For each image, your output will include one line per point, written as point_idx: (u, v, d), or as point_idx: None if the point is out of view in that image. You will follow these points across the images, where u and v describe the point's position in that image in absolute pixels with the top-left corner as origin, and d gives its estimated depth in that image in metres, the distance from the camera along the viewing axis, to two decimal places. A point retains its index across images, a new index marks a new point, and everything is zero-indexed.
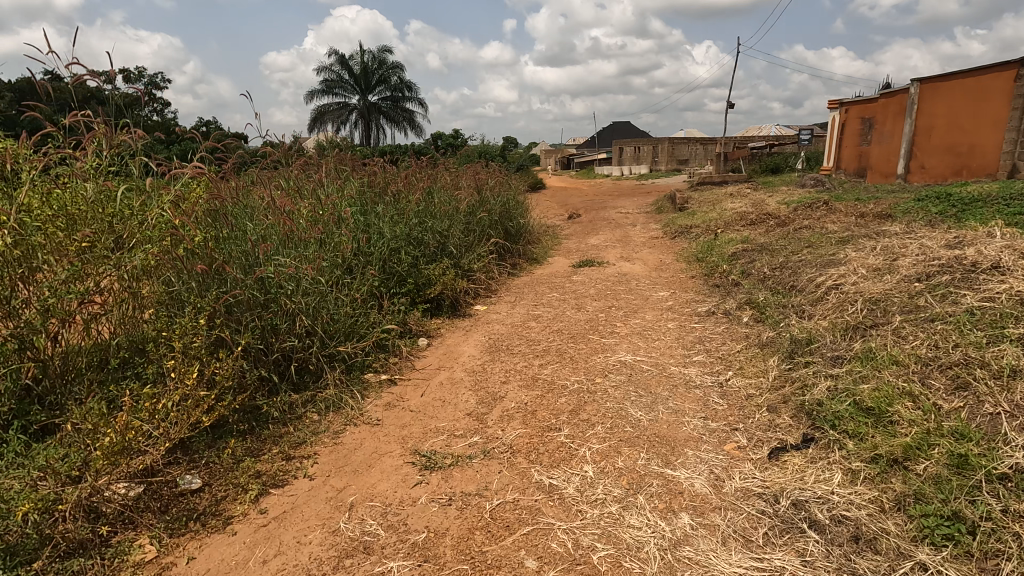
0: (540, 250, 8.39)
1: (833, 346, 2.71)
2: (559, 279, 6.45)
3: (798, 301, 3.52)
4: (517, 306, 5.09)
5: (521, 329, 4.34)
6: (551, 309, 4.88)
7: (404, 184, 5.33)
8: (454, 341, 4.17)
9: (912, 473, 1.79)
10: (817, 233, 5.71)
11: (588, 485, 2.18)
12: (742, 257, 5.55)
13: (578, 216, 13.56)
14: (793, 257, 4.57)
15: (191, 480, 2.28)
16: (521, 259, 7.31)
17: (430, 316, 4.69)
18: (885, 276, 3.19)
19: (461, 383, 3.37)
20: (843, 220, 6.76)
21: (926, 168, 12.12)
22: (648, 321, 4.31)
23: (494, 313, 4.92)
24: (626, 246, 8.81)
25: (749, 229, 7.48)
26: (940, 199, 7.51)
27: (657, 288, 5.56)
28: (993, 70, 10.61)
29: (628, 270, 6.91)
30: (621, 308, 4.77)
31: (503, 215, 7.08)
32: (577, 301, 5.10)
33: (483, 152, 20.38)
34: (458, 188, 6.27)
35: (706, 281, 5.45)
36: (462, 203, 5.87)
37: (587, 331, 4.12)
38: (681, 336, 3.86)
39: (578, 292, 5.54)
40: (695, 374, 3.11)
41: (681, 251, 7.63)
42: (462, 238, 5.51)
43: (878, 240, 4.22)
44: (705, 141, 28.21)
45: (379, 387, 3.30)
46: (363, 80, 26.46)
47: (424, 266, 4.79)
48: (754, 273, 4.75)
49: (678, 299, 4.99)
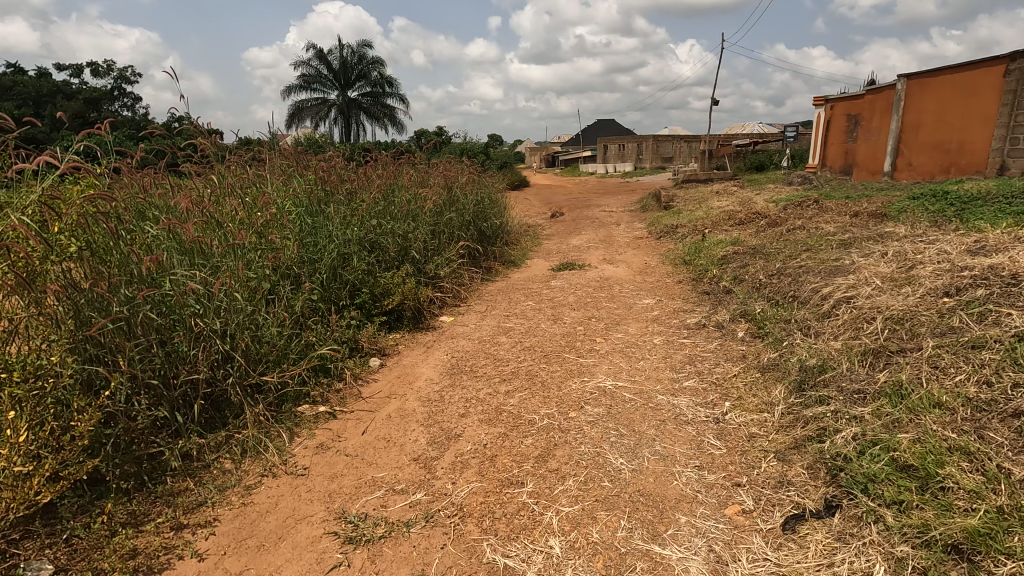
0: (518, 252, 7.88)
1: (852, 377, 2.25)
2: (537, 284, 5.96)
3: (803, 316, 3.06)
4: (487, 318, 4.58)
5: (488, 345, 3.84)
6: (524, 321, 4.37)
7: (360, 182, 4.79)
8: (411, 361, 3.65)
9: (984, 572, 1.33)
10: (813, 234, 5.28)
11: (552, 570, 1.69)
12: (733, 261, 5.09)
13: (561, 216, 13.08)
14: (792, 262, 4.12)
15: (39, 567, 1.74)
16: (496, 263, 6.79)
17: (388, 331, 4.16)
18: (904, 289, 2.74)
19: (411, 416, 2.86)
20: (839, 220, 6.34)
21: (915, 165, 11.83)
22: (632, 336, 3.82)
23: (461, 325, 4.40)
24: (609, 248, 8.33)
25: (739, 229, 7.06)
26: (937, 197, 7.14)
27: (641, 296, 5.10)
28: (982, 64, 10.31)
29: (611, 274, 6.43)
30: (601, 320, 4.27)
31: (476, 215, 6.55)
32: (553, 312, 4.60)
33: (464, 150, 19.84)
34: (425, 186, 5.76)
35: (694, 288, 4.98)
36: (427, 203, 5.33)
37: (562, 348, 3.63)
38: (670, 355, 3.38)
39: (555, 301, 5.04)
40: (685, 406, 2.64)
41: (667, 253, 7.16)
42: (428, 242, 4.98)
43: (886, 244, 3.77)
44: (691, 140, 27.54)
45: (313, 424, 2.78)
46: (341, 75, 25.72)
47: (382, 275, 4.26)
48: (748, 280, 4.29)
49: (664, 308, 4.51)
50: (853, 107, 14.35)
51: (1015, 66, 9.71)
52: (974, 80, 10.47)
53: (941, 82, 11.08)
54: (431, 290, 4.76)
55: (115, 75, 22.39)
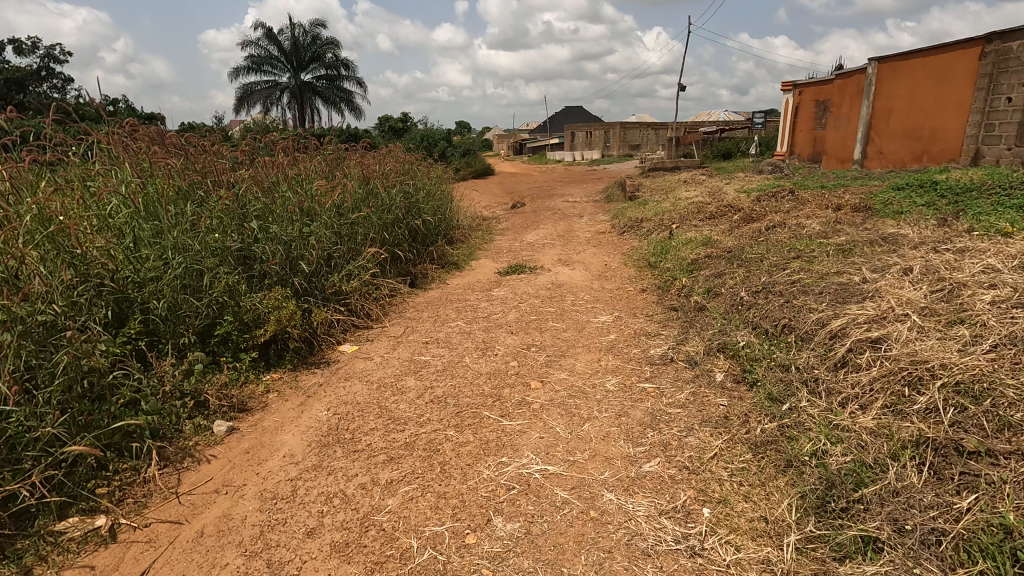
0: (462, 253, 6.90)
1: (913, 504, 1.37)
2: (476, 295, 5.02)
3: (807, 367, 2.19)
4: (400, 346, 3.60)
5: (389, 393, 2.88)
6: (444, 352, 3.41)
7: (238, 175, 3.73)
8: (277, 421, 2.66)
9: None
10: (798, 234, 4.46)
11: None
12: (706, 267, 4.24)
13: (521, 207, 12.12)
14: (783, 273, 3.26)
15: None
16: (431, 268, 5.80)
17: (261, 373, 3.15)
18: (957, 337, 1.88)
19: (233, 535, 1.87)
20: (821, 216, 5.61)
21: (886, 153, 11.27)
22: (579, 376, 2.91)
23: (362, 359, 3.41)
24: (567, 245, 7.41)
25: (709, 225, 6.27)
26: (924, 189, 6.46)
27: (597, 311, 4.23)
28: (957, 47, 9.69)
29: (565, 279, 5.51)
30: (543, 350, 3.34)
31: (405, 212, 5.53)
32: (485, 337, 3.65)
33: (423, 137, 18.70)
34: (336, 177, 4.73)
35: (660, 302, 4.11)
36: (332, 201, 4.29)
37: (484, 399, 2.69)
38: (626, 412, 2.47)
39: (491, 319, 4.09)
40: (643, 520, 1.73)
41: (630, 252, 6.30)
42: (331, 248, 3.96)
43: (901, 253, 2.95)
44: (657, 126, 26.94)
45: (69, 558, 1.77)
46: (293, 57, 24.05)
47: (255, 297, 3.23)
48: (727, 297, 3.41)
49: (623, 332, 3.62)
50: (822, 93, 13.75)
51: (991, 48, 9.09)
52: (950, 63, 9.83)
53: (915, 66, 10.47)
54: (331, 311, 3.75)
55: (42, 54, 20.40)
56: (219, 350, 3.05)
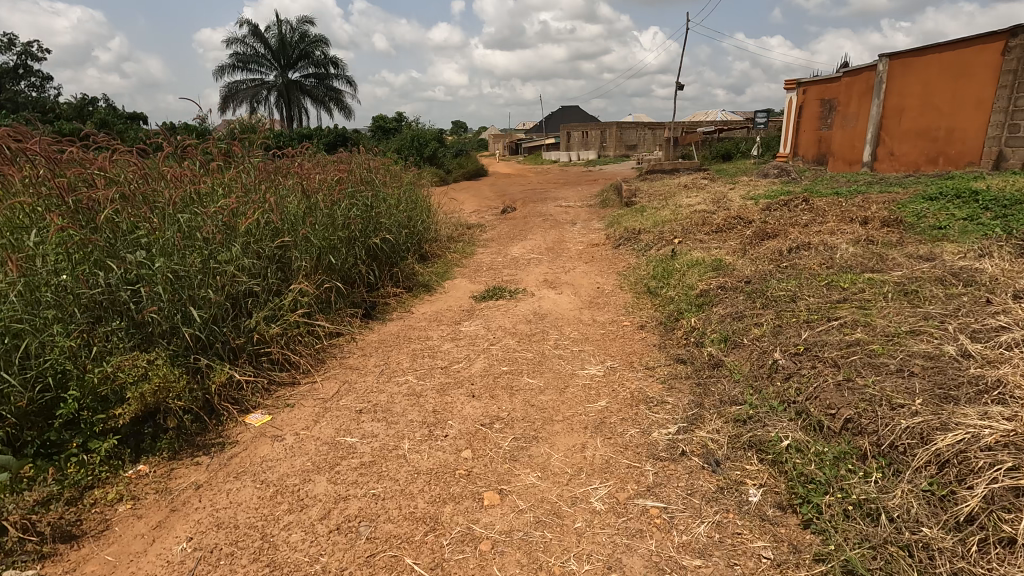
0: (435, 271, 6.05)
1: None
2: (441, 330, 4.19)
3: (909, 522, 1.42)
4: (325, 416, 2.76)
5: (283, 507, 2.04)
6: (379, 429, 2.57)
7: (118, 192, 2.89)
8: (113, 560, 1.83)
9: None
10: (830, 261, 3.65)
11: None
12: (721, 303, 3.43)
13: (510, 212, 11.26)
14: (827, 328, 2.44)
15: None
16: (392, 293, 4.97)
17: (124, 468, 2.31)
18: None
19: None
20: (849, 233, 4.83)
21: (898, 155, 10.47)
22: (554, 481, 2.08)
23: (269, 438, 2.57)
24: (555, 261, 6.58)
25: (717, 241, 5.48)
26: (962, 199, 5.68)
27: (585, 358, 3.42)
28: (977, 41, 8.88)
29: (550, 307, 4.67)
30: (511, 429, 2.51)
31: (361, 230, 4.69)
32: (439, 403, 2.82)
33: (412, 138, 17.90)
34: (268, 191, 3.89)
35: (663, 350, 3.30)
36: (253, 222, 3.45)
37: (411, 529, 1.85)
38: (619, 564, 1.64)
39: (451, 371, 3.26)
40: None
41: (627, 272, 5.49)
42: (247, 285, 3.13)
43: (1002, 312, 2.12)
44: (653, 125, 26.01)
45: None
46: (279, 55, 23.13)
47: (120, 358, 2.40)
48: (753, 356, 2.59)
49: (616, 397, 2.80)
50: (828, 92, 12.95)
51: (1015, 43, 8.27)
52: (969, 60, 9.01)
53: (930, 62, 9.65)
54: (239, 367, 2.93)
55: (18, 51, 19.49)
56: (63, 438, 2.21)
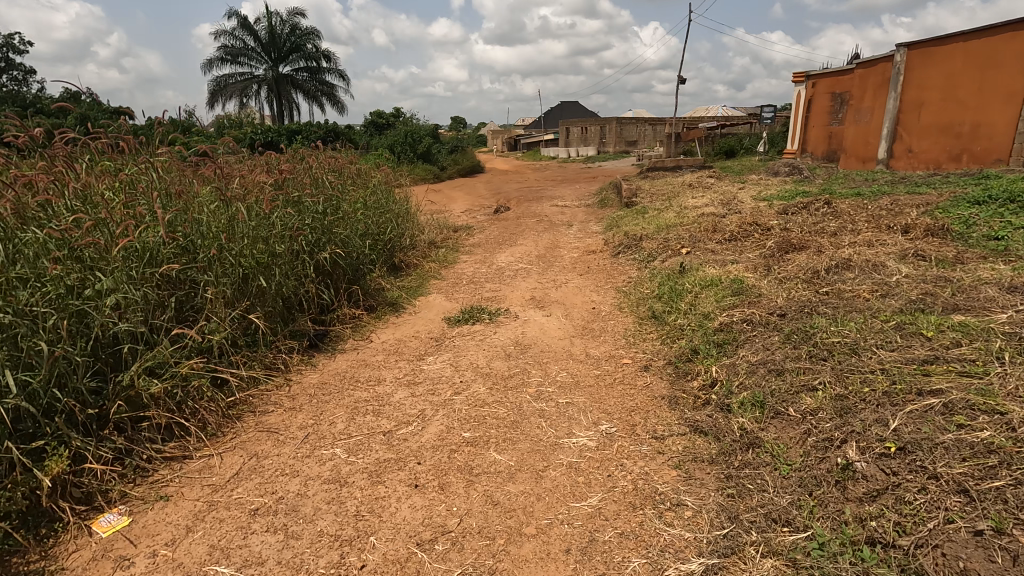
0: (406, 286, 5.26)
1: None
2: (397, 368, 3.39)
3: None
4: (204, 519, 1.97)
5: None
6: (270, 551, 1.78)
7: None
8: None
9: None
10: (886, 289, 2.87)
11: None
12: (750, 346, 2.64)
13: (503, 213, 10.45)
14: (927, 414, 1.67)
15: None
16: (346, 317, 4.17)
17: None
18: None
19: None
20: (893, 245, 4.05)
21: (916, 151, 9.51)
22: None
23: (114, 563, 1.78)
24: (545, 272, 5.78)
25: (733, 252, 4.70)
26: (1015, 204, 4.90)
27: (573, 415, 2.62)
28: (1006, 28, 8.06)
29: (535, 336, 3.87)
30: (458, 555, 1.72)
31: (305, 242, 3.88)
32: (366, 498, 2.02)
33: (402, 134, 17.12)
34: (172, 198, 3.08)
35: (677, 410, 2.50)
36: (143, 240, 2.66)
37: None
38: None
39: (395, 439, 2.46)
40: None
41: (628, 288, 4.71)
42: (123, 328, 2.35)
43: None
44: (654, 120, 25.22)
45: None
46: (269, 48, 22.25)
47: None
48: (811, 446, 1.79)
49: (615, 490, 2.01)
50: (840, 84, 12.11)
51: None
52: (997, 49, 8.19)
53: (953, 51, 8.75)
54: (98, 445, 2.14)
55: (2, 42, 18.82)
56: None
